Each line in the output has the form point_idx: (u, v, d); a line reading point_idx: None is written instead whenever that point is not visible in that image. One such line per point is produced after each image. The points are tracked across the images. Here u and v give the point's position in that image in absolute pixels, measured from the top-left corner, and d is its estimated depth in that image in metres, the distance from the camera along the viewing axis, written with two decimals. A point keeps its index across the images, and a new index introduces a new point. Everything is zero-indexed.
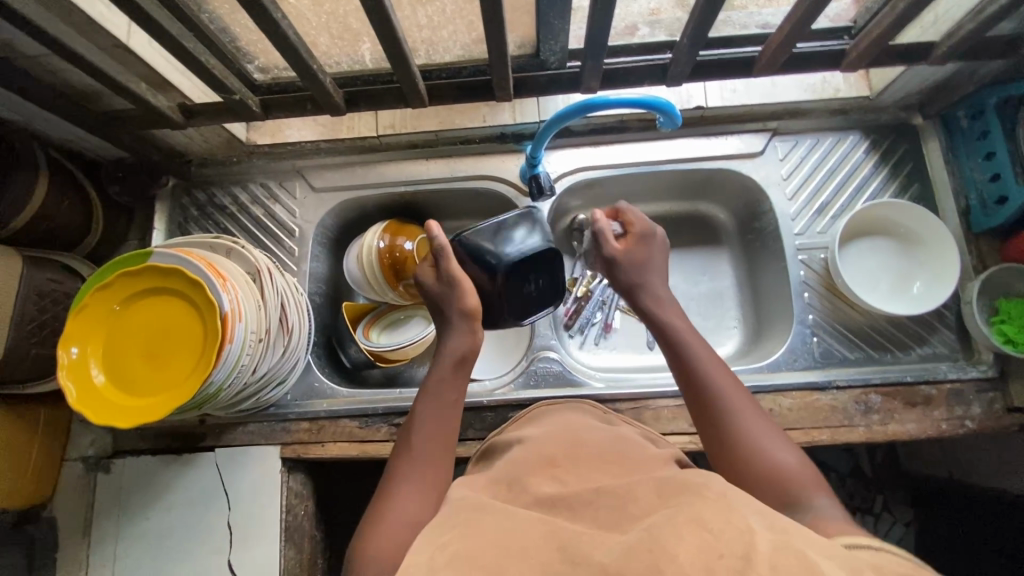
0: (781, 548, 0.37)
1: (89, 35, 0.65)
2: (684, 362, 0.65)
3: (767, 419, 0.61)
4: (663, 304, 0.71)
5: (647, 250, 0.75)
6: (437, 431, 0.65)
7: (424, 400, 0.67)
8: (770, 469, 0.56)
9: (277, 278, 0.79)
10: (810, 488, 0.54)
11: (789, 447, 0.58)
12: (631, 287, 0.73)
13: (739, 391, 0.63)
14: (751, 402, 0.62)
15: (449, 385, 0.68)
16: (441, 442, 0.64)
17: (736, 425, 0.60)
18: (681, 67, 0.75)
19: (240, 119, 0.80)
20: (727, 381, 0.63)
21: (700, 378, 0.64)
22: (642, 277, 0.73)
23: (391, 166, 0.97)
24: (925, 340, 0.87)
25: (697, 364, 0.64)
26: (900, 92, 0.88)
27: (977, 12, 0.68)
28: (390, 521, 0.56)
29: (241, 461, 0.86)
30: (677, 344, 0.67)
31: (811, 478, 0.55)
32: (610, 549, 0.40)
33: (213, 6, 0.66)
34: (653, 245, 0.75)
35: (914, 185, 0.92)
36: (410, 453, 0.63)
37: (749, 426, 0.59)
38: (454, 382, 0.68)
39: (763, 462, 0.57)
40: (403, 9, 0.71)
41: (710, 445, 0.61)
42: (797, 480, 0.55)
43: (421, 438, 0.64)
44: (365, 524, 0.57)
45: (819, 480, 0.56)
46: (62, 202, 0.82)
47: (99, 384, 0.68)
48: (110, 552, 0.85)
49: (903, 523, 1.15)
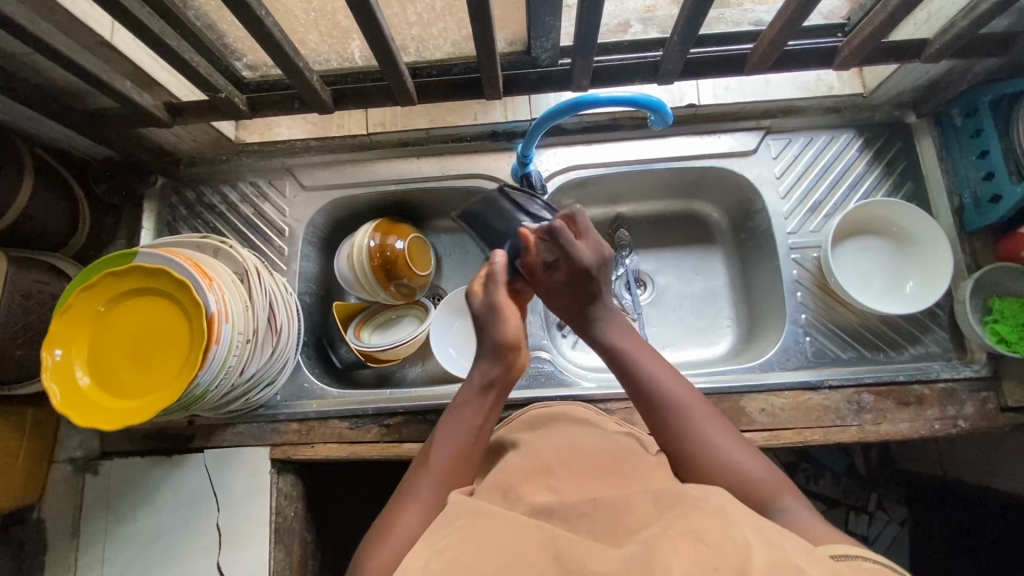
0: (777, 563, 0.37)
1: (73, 33, 0.65)
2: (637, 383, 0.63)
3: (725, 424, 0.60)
4: (611, 326, 0.68)
5: (586, 283, 0.68)
6: (459, 450, 0.62)
7: (451, 419, 0.65)
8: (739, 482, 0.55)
9: (265, 278, 0.79)
10: (777, 492, 0.54)
11: (749, 451, 0.58)
12: (580, 315, 0.70)
13: (694, 402, 0.61)
14: (710, 410, 0.61)
15: (479, 408, 0.65)
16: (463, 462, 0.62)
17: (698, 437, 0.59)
18: (673, 64, 0.75)
19: (227, 116, 0.79)
20: (685, 395, 0.62)
21: (655, 397, 0.62)
22: (589, 305, 0.69)
23: (382, 164, 0.96)
24: (918, 340, 0.87)
25: (650, 387, 0.62)
26: (894, 90, 0.88)
27: (970, 9, 0.68)
28: (398, 535, 0.55)
29: (230, 462, 0.86)
30: (630, 364, 0.65)
31: (777, 482, 0.55)
32: (606, 561, 0.40)
33: (199, 3, 0.65)
34: (595, 277, 0.68)
35: (908, 183, 0.91)
36: (430, 468, 0.61)
37: (710, 438, 0.58)
38: (480, 406, 0.65)
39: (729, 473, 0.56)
40: (392, 6, 0.70)
41: (676, 466, 0.59)
42: (766, 487, 0.55)
43: (444, 456, 0.62)
44: (370, 538, 0.56)
45: (787, 481, 0.56)
46: (48, 202, 0.80)
47: (84, 386, 0.67)
48: (99, 554, 0.85)
49: (898, 521, 1.11)
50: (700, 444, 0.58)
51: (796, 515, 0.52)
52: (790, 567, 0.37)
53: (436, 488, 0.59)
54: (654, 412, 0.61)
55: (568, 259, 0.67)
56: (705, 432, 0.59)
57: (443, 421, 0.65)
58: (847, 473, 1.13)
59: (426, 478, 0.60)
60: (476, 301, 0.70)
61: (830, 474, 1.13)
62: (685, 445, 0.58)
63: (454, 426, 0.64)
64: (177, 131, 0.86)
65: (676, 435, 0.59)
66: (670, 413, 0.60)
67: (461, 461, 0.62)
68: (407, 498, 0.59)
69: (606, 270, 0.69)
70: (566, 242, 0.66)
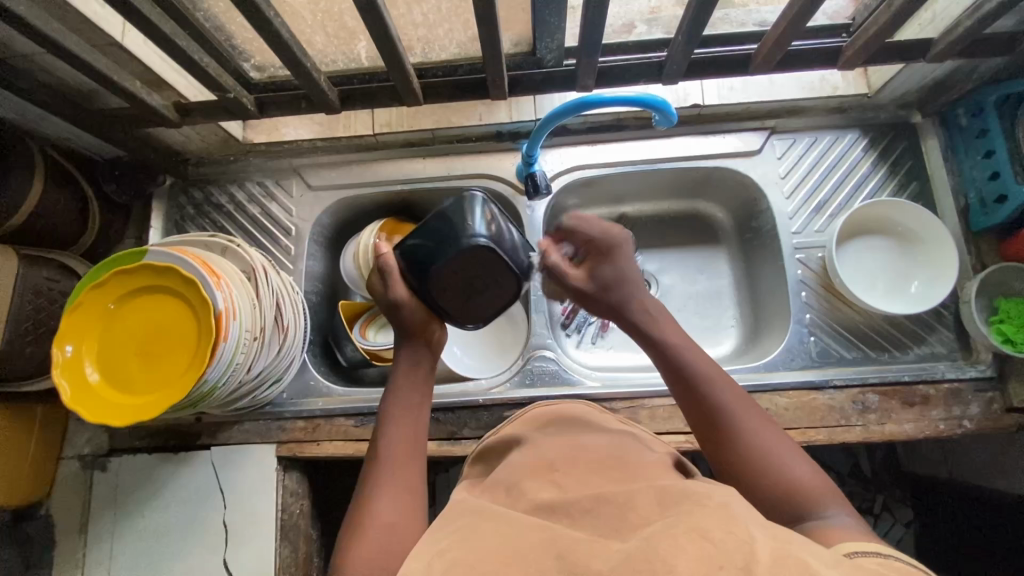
0: (782, 559, 0.37)
1: (83, 33, 0.66)
2: (692, 384, 0.63)
3: (776, 431, 0.60)
4: (652, 318, 0.68)
5: (615, 266, 0.69)
6: (408, 434, 0.64)
7: (391, 401, 0.66)
8: (780, 483, 0.55)
9: (272, 277, 0.79)
10: (822, 500, 0.54)
11: (800, 459, 0.57)
12: (616, 307, 0.69)
13: (747, 407, 0.61)
14: (755, 405, 0.61)
15: (414, 388, 0.68)
16: (411, 445, 0.64)
17: (747, 439, 0.58)
18: (677, 64, 0.75)
19: (234, 117, 0.80)
20: (734, 390, 0.62)
21: (703, 391, 0.62)
22: (621, 300, 0.69)
23: (388, 164, 0.96)
24: (923, 340, 0.87)
25: (703, 387, 0.62)
26: (899, 90, 0.87)
27: (976, 9, 0.68)
28: (371, 529, 0.55)
29: (236, 460, 0.86)
30: (673, 355, 0.65)
31: (822, 489, 0.55)
32: (609, 557, 0.40)
33: (208, 4, 0.66)
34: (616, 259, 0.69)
35: (913, 183, 0.91)
36: (384, 457, 0.62)
37: (759, 441, 0.58)
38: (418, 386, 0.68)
39: (776, 479, 0.56)
40: (398, 8, 0.71)
41: (718, 461, 0.60)
42: (806, 492, 0.54)
43: (394, 441, 0.63)
44: (346, 532, 0.57)
45: (833, 490, 0.55)
46: (57, 201, 0.81)
47: (94, 382, 0.68)
48: (106, 549, 0.86)
49: (903, 523, 1.12)
50: (746, 438, 0.58)
51: (837, 523, 0.52)
52: (798, 564, 0.37)
53: (396, 474, 0.61)
54: (699, 406, 0.62)
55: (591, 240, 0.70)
56: (752, 430, 0.59)
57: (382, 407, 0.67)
58: (851, 474, 1.14)
59: (385, 464, 0.62)
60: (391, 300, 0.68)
61: (835, 474, 1.13)
62: (728, 438, 0.59)
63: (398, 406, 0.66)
64: (185, 132, 0.87)
65: (722, 433, 0.60)
66: (715, 410, 0.61)
67: (410, 445, 0.64)
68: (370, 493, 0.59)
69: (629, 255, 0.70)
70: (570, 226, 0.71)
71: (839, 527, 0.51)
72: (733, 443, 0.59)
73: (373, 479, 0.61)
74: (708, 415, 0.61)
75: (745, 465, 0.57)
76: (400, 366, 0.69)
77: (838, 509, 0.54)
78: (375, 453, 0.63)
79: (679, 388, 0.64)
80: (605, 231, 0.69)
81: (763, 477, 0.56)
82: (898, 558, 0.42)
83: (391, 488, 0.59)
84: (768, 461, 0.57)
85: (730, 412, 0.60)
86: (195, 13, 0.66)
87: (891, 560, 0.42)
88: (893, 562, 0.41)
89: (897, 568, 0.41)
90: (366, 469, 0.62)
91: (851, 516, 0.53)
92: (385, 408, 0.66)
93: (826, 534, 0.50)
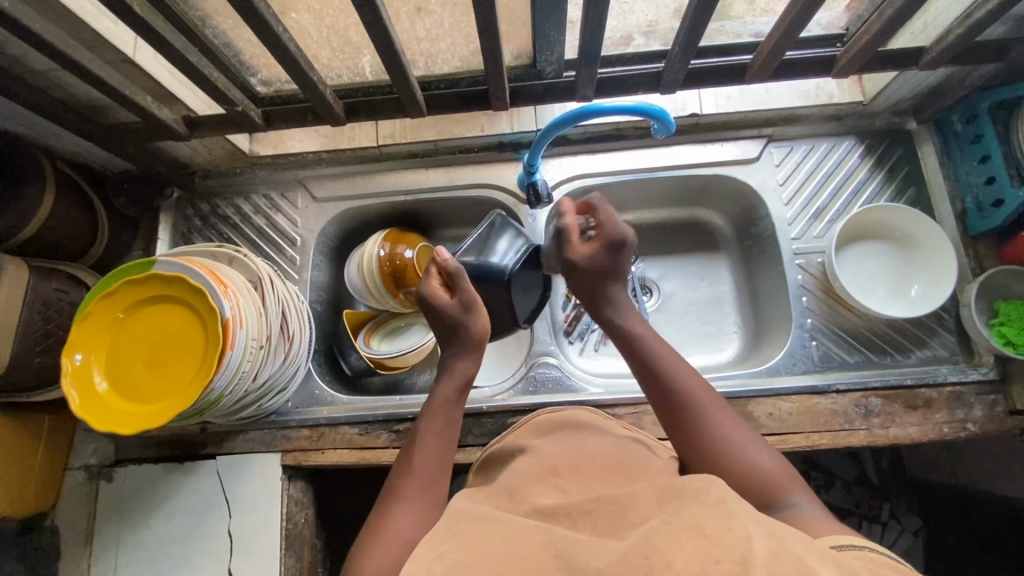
0: (779, 554, 0.37)
1: (96, 49, 0.68)
2: (655, 377, 0.65)
3: (741, 424, 0.61)
4: (625, 311, 0.71)
5: (617, 260, 0.71)
6: (440, 451, 0.65)
7: (429, 416, 0.68)
8: (736, 466, 0.57)
9: (278, 286, 0.80)
10: (786, 486, 0.55)
11: (762, 449, 0.59)
12: (594, 296, 0.72)
13: (708, 399, 0.62)
14: (720, 401, 0.63)
15: (451, 406, 0.69)
16: (442, 457, 0.65)
17: (705, 428, 0.60)
18: (675, 74, 0.76)
19: (241, 129, 0.82)
20: (698, 385, 0.63)
21: (663, 382, 0.64)
22: (605, 288, 0.72)
23: (392, 175, 0.98)
24: (925, 343, 0.87)
25: (666, 378, 0.64)
26: (893, 97, 0.89)
27: (965, 18, 0.69)
28: (391, 534, 0.57)
29: (241, 469, 0.87)
30: (641, 350, 0.67)
31: (784, 475, 0.56)
32: (608, 555, 0.41)
33: (217, 20, 0.69)
34: (622, 256, 0.71)
35: (909, 189, 0.92)
36: (414, 466, 0.64)
37: (721, 428, 0.60)
38: (456, 403, 0.69)
39: (737, 464, 0.57)
40: (401, 22, 0.73)
41: (686, 454, 0.60)
42: (767, 481, 0.55)
43: (428, 452, 0.65)
44: (364, 536, 0.58)
45: (795, 475, 0.56)
46: (67, 213, 0.83)
47: (102, 392, 0.69)
48: (111, 560, 0.86)
49: (911, 532, 1.09)
50: (703, 427, 0.60)
51: (803, 510, 0.53)
52: (795, 559, 0.37)
53: (419, 487, 0.62)
54: (663, 399, 0.64)
55: (605, 229, 0.71)
56: (713, 422, 0.60)
57: (424, 416, 0.68)
58: (858, 483, 1.13)
59: (411, 476, 0.63)
60: (440, 301, 0.71)
61: (841, 483, 1.12)
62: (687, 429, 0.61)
63: (436, 422, 0.67)
64: (193, 144, 0.88)
65: (685, 425, 0.61)
66: (681, 399, 0.62)
67: (439, 461, 0.65)
68: (395, 497, 0.61)
69: (630, 257, 0.72)
70: (605, 213, 0.72)
71: (805, 514, 0.52)
72: (696, 435, 0.60)
73: (399, 488, 0.62)
74: (672, 409, 0.63)
75: (705, 454, 0.59)
76: (446, 377, 0.70)
77: (803, 497, 0.54)
78: (408, 459, 0.65)
79: (645, 381, 0.66)
80: (621, 226, 0.71)
81: (726, 461, 0.57)
82: (873, 550, 0.42)
83: (413, 500, 0.61)
84: (728, 449, 0.58)
85: (689, 407, 0.62)
86: (204, 28, 0.68)
87: (878, 551, 0.42)
88: (892, 554, 0.42)
89: (878, 560, 0.41)
90: (394, 477, 0.64)
91: (820, 505, 0.54)
92: (426, 422, 0.67)
93: (797, 521, 0.51)
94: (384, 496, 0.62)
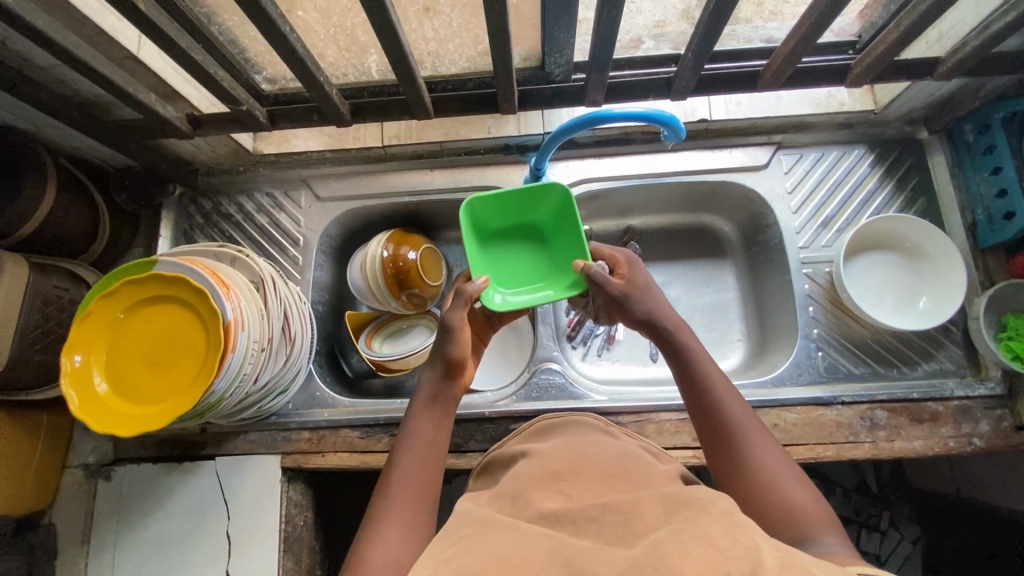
0: (787, 568, 0.36)
1: (100, 45, 0.67)
2: (706, 401, 0.64)
3: (786, 461, 0.60)
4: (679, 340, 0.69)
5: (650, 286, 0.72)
6: (421, 470, 0.64)
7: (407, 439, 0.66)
8: (778, 502, 0.56)
9: (280, 287, 0.80)
10: (821, 527, 0.54)
11: (804, 490, 0.58)
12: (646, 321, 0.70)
13: (757, 433, 0.62)
14: (766, 436, 0.62)
15: (430, 424, 0.68)
16: (428, 477, 0.64)
17: (752, 458, 0.60)
18: (686, 80, 0.75)
19: (247, 128, 0.81)
20: (744, 416, 0.63)
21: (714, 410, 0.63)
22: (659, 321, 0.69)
23: (396, 175, 0.97)
24: (931, 356, 0.87)
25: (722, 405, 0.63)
26: (906, 105, 0.88)
27: (983, 29, 0.68)
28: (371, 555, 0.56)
29: (241, 469, 0.86)
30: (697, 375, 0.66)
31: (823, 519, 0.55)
32: (615, 563, 0.40)
33: (224, 18, 0.68)
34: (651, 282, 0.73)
35: (920, 199, 0.91)
36: (393, 486, 0.62)
37: (766, 464, 0.59)
38: (432, 420, 0.68)
39: (779, 501, 0.56)
40: (409, 22, 0.72)
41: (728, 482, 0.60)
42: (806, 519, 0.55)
43: (409, 471, 0.63)
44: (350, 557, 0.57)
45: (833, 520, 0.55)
46: (69, 208, 0.82)
47: (101, 393, 0.68)
48: (108, 561, 0.85)
49: (910, 540, 1.09)
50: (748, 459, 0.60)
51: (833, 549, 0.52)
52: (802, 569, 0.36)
53: (402, 506, 0.61)
54: (712, 425, 0.63)
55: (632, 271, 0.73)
56: (756, 455, 0.60)
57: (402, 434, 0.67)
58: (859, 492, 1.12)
59: (391, 497, 0.61)
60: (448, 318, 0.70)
61: (841, 491, 1.12)
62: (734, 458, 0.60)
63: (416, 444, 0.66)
64: (197, 142, 0.87)
65: (730, 452, 0.61)
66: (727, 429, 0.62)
67: (423, 480, 0.63)
68: (378, 515, 0.60)
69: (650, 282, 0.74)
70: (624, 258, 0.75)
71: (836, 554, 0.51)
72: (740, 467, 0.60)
73: (383, 504, 0.61)
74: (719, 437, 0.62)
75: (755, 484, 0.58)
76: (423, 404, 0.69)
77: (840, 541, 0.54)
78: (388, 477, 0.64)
79: (696, 405, 0.65)
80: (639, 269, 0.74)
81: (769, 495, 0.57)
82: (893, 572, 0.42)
83: (397, 519, 0.59)
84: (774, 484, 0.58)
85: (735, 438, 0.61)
86: (211, 25, 0.67)
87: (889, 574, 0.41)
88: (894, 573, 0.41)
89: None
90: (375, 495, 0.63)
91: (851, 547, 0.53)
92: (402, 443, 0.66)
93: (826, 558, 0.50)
94: (369, 514, 0.61)
